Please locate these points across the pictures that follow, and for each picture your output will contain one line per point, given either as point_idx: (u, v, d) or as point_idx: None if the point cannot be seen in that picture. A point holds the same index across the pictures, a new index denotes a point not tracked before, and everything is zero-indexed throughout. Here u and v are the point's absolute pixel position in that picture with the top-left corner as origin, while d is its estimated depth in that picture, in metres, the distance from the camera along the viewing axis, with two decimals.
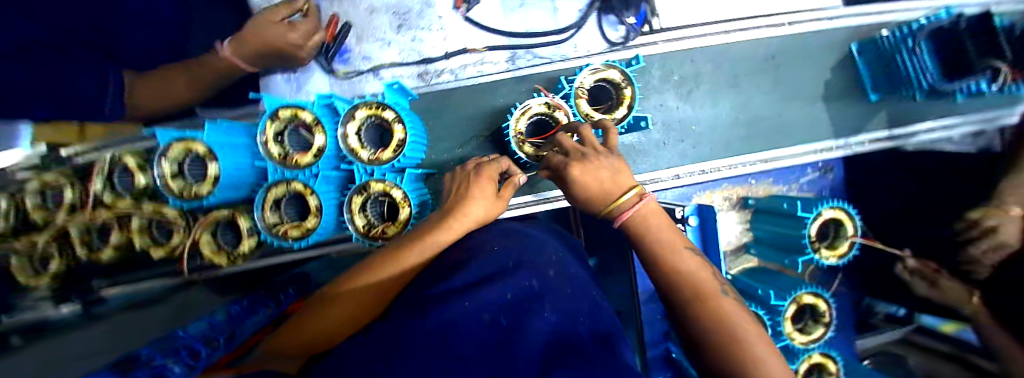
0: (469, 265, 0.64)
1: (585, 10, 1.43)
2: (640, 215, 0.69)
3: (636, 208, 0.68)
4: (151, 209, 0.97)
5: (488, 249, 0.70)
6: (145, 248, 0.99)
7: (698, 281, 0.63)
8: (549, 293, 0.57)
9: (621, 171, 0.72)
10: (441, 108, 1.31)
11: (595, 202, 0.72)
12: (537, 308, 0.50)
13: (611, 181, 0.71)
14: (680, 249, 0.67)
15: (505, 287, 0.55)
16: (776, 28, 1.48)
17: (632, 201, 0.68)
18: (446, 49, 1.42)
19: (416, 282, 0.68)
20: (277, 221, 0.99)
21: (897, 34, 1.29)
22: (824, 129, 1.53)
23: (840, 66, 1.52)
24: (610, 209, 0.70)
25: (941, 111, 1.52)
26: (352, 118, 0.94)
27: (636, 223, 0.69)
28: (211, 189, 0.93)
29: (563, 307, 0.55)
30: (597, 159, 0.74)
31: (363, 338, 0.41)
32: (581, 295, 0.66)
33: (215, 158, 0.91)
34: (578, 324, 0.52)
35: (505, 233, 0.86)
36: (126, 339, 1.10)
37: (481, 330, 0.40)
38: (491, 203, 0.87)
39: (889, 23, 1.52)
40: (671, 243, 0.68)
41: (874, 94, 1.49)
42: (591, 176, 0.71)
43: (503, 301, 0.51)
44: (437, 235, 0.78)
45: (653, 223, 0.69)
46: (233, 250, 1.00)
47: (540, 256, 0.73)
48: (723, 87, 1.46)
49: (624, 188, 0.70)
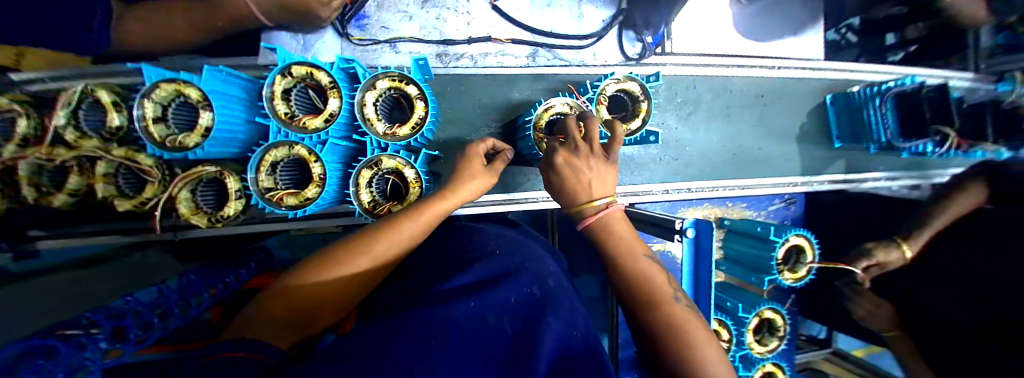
0: (471, 268, 0.68)
1: (608, 22, 1.48)
2: (605, 222, 0.70)
3: (602, 214, 0.69)
4: (122, 154, 0.83)
5: (491, 252, 0.75)
6: (109, 198, 0.86)
7: (653, 286, 0.64)
8: (548, 301, 0.62)
9: (606, 178, 0.73)
10: (456, 93, 1.28)
11: (568, 198, 0.74)
12: (542, 318, 0.54)
13: (592, 184, 0.71)
14: (638, 256, 0.67)
15: (511, 290, 0.59)
16: (769, 70, 1.64)
17: (604, 206, 0.70)
18: (469, 34, 1.41)
19: (424, 279, 0.70)
20: (272, 187, 0.91)
21: (866, 92, 1.53)
22: (793, 166, 1.71)
23: (815, 112, 1.71)
24: (578, 209, 0.71)
25: (889, 164, 1.77)
26: (372, 87, 0.90)
27: (600, 230, 0.70)
28: (200, 141, 0.84)
29: (562, 316, 0.60)
30: (586, 158, 0.73)
31: (375, 325, 0.45)
32: (577, 308, 0.70)
33: (210, 109, 0.84)
34: (573, 338, 0.57)
35: (509, 240, 0.89)
36: (58, 310, 0.93)
37: (481, 331, 0.44)
38: (485, 177, 0.91)
39: (859, 81, 1.73)
40: (630, 250, 0.68)
41: (838, 141, 1.70)
42: (571, 172, 0.72)
43: (507, 305, 0.55)
44: (436, 205, 0.81)
45: (617, 229, 0.70)
46: (216, 212, 0.90)
47: (540, 263, 0.77)
48: (717, 115, 1.59)
49: (599, 194, 0.71)
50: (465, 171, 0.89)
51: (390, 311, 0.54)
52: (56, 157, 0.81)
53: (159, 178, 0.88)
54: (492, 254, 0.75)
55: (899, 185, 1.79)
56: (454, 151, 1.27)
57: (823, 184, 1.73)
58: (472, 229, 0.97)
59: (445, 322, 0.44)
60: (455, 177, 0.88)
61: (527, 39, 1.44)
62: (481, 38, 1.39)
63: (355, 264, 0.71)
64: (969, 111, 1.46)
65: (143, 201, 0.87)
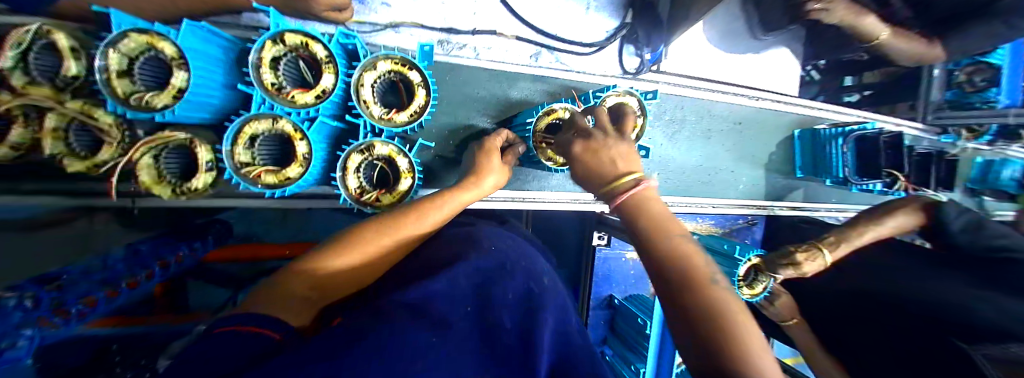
0: (470, 260, 0.67)
1: (612, 32, 1.51)
2: (640, 199, 0.61)
3: (635, 192, 0.61)
4: (78, 108, 0.74)
5: (487, 249, 0.74)
6: (58, 156, 0.76)
7: (683, 257, 0.51)
8: (546, 298, 0.65)
9: (632, 158, 0.68)
10: (455, 82, 1.24)
11: (596, 177, 0.68)
12: (538, 312, 0.57)
13: (618, 163, 0.67)
14: (673, 233, 0.55)
15: (508, 288, 0.61)
16: (749, 100, 1.76)
17: (635, 183, 0.62)
18: (474, 24, 1.38)
19: (427, 260, 0.71)
20: (248, 161, 0.84)
21: (832, 131, 1.68)
22: (759, 191, 1.87)
23: (784, 143, 1.87)
24: (607, 189, 0.65)
25: (839, 197, 2.00)
26: (372, 67, 0.86)
27: (634, 207, 0.60)
28: (170, 102, 0.77)
29: (557, 315, 0.63)
30: (609, 142, 0.71)
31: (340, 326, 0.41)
32: (568, 306, 0.74)
33: (186, 69, 0.76)
34: (566, 338, 0.61)
35: (506, 238, 0.89)
36: None
37: (483, 336, 0.45)
38: (501, 173, 0.94)
39: (824, 118, 1.89)
40: (661, 224, 0.56)
41: (800, 171, 1.88)
42: (592, 154, 0.70)
43: (507, 303, 0.57)
44: (462, 195, 0.83)
45: (653, 207, 0.60)
46: (182, 183, 0.83)
47: (533, 262, 0.79)
48: (699, 136, 1.68)
49: (628, 171, 0.64)
50: (482, 164, 0.90)
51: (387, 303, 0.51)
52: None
53: (118, 140, 0.80)
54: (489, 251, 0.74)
55: (845, 215, 2.03)
56: (447, 142, 1.25)
57: (783, 210, 1.91)
58: (473, 226, 0.96)
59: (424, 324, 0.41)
60: (475, 171, 0.89)
61: (532, 38, 1.43)
62: (487, 30, 1.36)
63: (378, 244, 0.69)
64: (919, 159, 1.69)
65: (99, 163, 0.80)
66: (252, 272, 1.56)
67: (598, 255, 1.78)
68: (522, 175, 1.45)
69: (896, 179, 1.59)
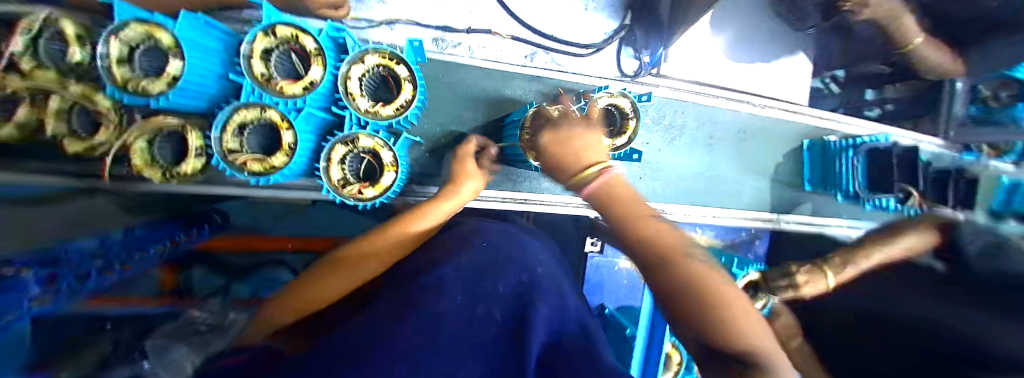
0: (458, 260, 0.69)
1: (610, 34, 1.49)
2: (607, 190, 0.64)
3: (599, 181, 0.64)
4: (80, 92, 0.77)
5: (475, 245, 0.77)
6: (58, 136, 0.80)
7: (662, 242, 0.53)
8: (543, 285, 0.68)
9: (596, 147, 0.71)
10: (448, 80, 1.25)
11: (563, 171, 0.71)
12: (534, 301, 0.59)
13: (583, 152, 0.70)
14: (646, 216, 0.58)
15: (503, 281, 0.64)
16: (754, 108, 1.70)
17: (599, 173, 0.65)
18: (469, 23, 1.39)
19: (407, 269, 0.76)
20: (236, 149, 0.86)
21: (843, 143, 1.63)
22: (763, 203, 1.80)
23: (792, 154, 1.79)
24: (574, 180, 0.68)
25: (850, 213, 1.90)
26: (360, 61, 0.87)
27: (604, 196, 0.63)
28: (166, 89, 0.79)
29: (556, 304, 0.66)
30: (575, 131, 0.75)
31: (374, 332, 0.47)
32: (569, 293, 0.77)
33: (181, 58, 0.79)
34: (565, 323, 0.64)
35: (500, 232, 0.92)
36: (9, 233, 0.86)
37: (473, 328, 0.49)
38: (477, 179, 1.03)
39: (836, 130, 1.81)
40: (637, 211, 0.59)
41: (809, 184, 1.80)
42: (559, 143, 0.74)
43: (500, 294, 0.60)
44: (441, 206, 0.93)
45: (620, 193, 0.63)
46: (173, 166, 0.87)
47: (530, 254, 0.82)
48: (699, 143, 1.63)
49: (592, 162, 0.67)
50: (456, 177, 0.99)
51: (383, 311, 0.55)
52: (6, 85, 0.74)
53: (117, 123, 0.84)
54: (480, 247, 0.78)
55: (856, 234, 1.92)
56: (440, 139, 1.26)
57: (789, 224, 1.83)
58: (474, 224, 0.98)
59: (426, 321, 0.47)
60: (454, 180, 1.00)
61: (529, 39, 1.44)
62: (482, 30, 1.38)
63: (360, 265, 0.75)
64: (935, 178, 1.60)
65: (96, 145, 0.84)
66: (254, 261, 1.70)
67: (590, 261, 1.74)
68: (514, 177, 1.44)
69: (909, 196, 1.49)
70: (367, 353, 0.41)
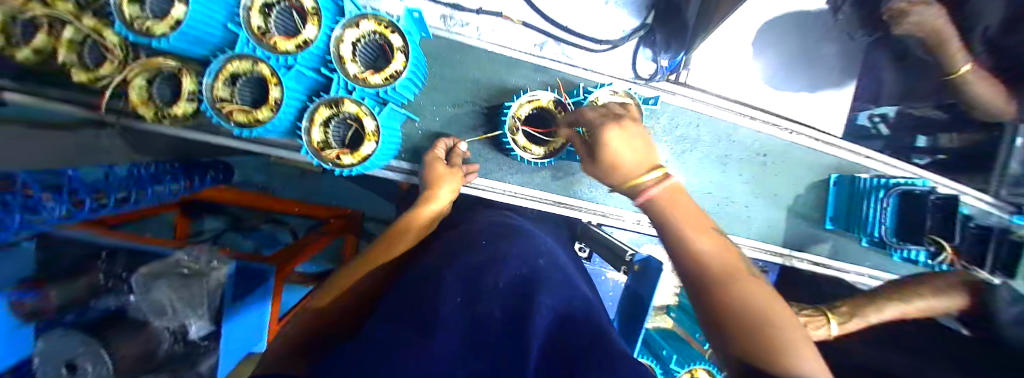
0: (454, 259, 0.61)
1: (629, 32, 1.47)
2: (666, 197, 0.58)
3: (658, 187, 0.58)
4: (91, 25, 0.83)
5: (476, 243, 0.68)
6: (68, 65, 0.85)
7: (716, 261, 0.48)
8: (543, 281, 0.59)
9: (653, 150, 0.66)
10: (451, 59, 1.22)
11: (618, 172, 0.65)
12: (536, 295, 0.50)
13: (642, 153, 0.64)
14: (706, 228, 0.53)
15: (499, 275, 0.54)
16: (780, 131, 1.56)
17: (657, 180, 0.60)
18: (481, 4, 1.40)
19: (416, 264, 0.71)
20: (226, 99, 0.88)
21: (873, 182, 1.44)
22: (776, 236, 1.66)
23: (816, 187, 1.64)
24: (629, 183, 0.62)
25: (875, 261, 1.72)
26: (355, 26, 0.86)
27: (664, 203, 0.57)
28: (168, 32, 0.82)
29: (556, 292, 0.58)
30: (635, 128, 0.69)
31: (374, 333, 0.39)
32: (573, 284, 0.69)
33: (186, 2, 0.82)
34: (572, 309, 0.56)
35: (496, 226, 0.86)
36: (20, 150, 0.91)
37: (487, 325, 0.40)
38: (454, 176, 1.06)
39: (871, 168, 1.63)
40: (697, 222, 0.54)
41: (830, 222, 1.65)
42: (626, 138, 0.66)
43: (500, 290, 0.50)
44: (426, 208, 0.96)
45: (682, 203, 0.57)
46: (165, 107, 0.89)
47: (529, 247, 0.74)
48: (712, 162, 1.51)
49: (651, 167, 0.61)
50: (436, 180, 1.03)
51: (386, 314, 0.46)
52: (28, 10, 0.80)
53: (120, 58, 0.88)
54: (483, 245, 0.68)
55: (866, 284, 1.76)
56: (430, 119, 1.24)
57: (802, 263, 1.68)
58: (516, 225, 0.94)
59: (424, 323, 0.38)
60: (431, 183, 1.03)
61: (541, 27, 1.43)
62: (492, 12, 1.39)
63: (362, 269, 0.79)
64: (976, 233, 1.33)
65: (99, 78, 0.87)
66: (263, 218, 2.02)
67: None
68: (506, 164, 1.32)
69: (941, 250, 1.29)
70: (361, 357, 0.31)
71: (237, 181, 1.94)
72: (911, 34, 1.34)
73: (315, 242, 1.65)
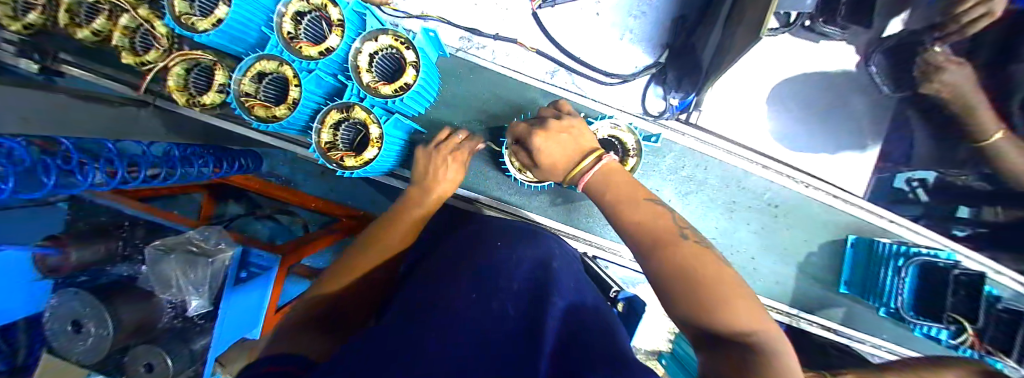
0: (469, 260, 0.61)
1: (641, 69, 1.50)
2: (601, 177, 0.76)
3: (593, 171, 0.76)
4: (144, 15, 0.93)
5: (494, 243, 0.69)
6: (121, 49, 0.95)
7: (656, 231, 0.62)
8: (558, 283, 0.58)
9: (576, 136, 0.83)
10: (463, 77, 1.27)
11: (559, 169, 0.82)
12: (549, 297, 0.50)
13: (568, 147, 0.81)
14: (638, 201, 0.70)
15: (514, 277, 0.54)
16: (796, 183, 1.49)
17: (593, 163, 0.77)
18: (498, 31, 1.49)
19: (430, 262, 0.70)
20: (250, 93, 0.94)
21: (891, 247, 1.34)
22: (784, 294, 1.57)
23: (830, 246, 1.55)
24: (572, 176, 0.79)
25: (894, 334, 1.59)
26: (374, 39, 0.92)
27: (601, 183, 0.75)
28: (209, 28, 0.90)
29: (571, 296, 0.57)
30: (555, 127, 0.84)
31: (387, 330, 0.40)
32: (586, 288, 0.68)
33: (229, 5, 0.89)
34: (589, 314, 0.54)
35: (512, 226, 0.85)
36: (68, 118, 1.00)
37: (498, 321, 0.40)
38: (457, 168, 1.00)
39: (894, 234, 1.52)
40: (627, 197, 0.70)
41: (844, 286, 1.54)
42: (551, 140, 0.81)
43: (514, 292, 0.50)
44: (437, 189, 0.96)
45: (616, 178, 0.75)
46: (198, 96, 0.97)
47: (545, 248, 0.73)
48: (718, 208, 1.47)
49: (583, 156, 0.78)
50: (436, 175, 0.97)
51: (402, 311, 0.47)
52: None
53: (165, 47, 0.97)
54: (496, 246, 0.67)
55: (881, 356, 1.61)
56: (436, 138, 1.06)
57: (811, 325, 1.57)
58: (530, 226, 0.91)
59: (439, 320, 0.38)
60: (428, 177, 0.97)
61: (554, 55, 1.50)
62: (508, 38, 1.47)
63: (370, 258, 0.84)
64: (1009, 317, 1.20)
65: (145, 62, 0.96)
66: (278, 210, 2.07)
67: None
68: (505, 183, 1.33)
69: (963, 331, 1.13)
70: (376, 350, 0.32)
71: (264, 173, 2.05)
72: (939, 95, 1.31)
73: (324, 236, 1.62)
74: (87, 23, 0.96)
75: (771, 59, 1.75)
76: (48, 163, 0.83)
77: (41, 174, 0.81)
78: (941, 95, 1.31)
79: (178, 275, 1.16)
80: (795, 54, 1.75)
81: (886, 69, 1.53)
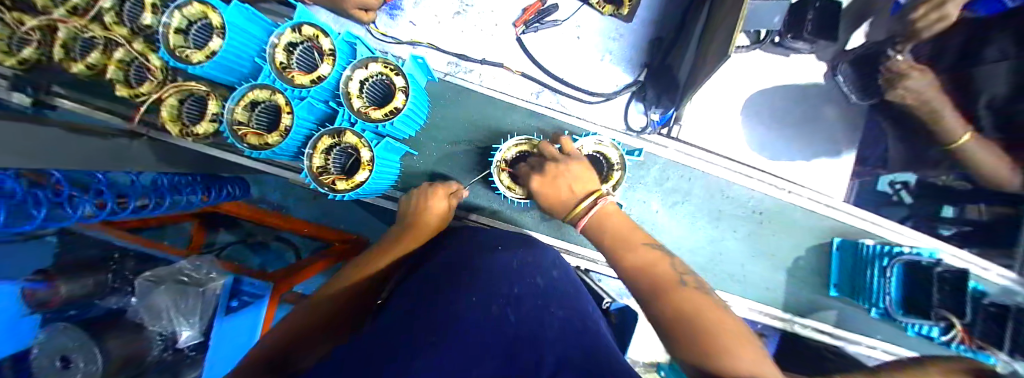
0: (472, 264, 0.65)
1: (623, 86, 1.57)
2: (595, 219, 0.89)
3: (589, 214, 0.88)
4: (140, 49, 0.97)
5: (494, 249, 0.73)
6: (114, 82, 0.97)
7: (655, 272, 0.73)
8: (555, 292, 0.60)
9: (576, 177, 0.94)
10: (452, 100, 1.32)
11: (560, 210, 0.96)
12: (546, 305, 0.52)
13: (568, 191, 0.93)
14: (638, 246, 0.80)
15: (514, 282, 0.57)
16: (777, 190, 1.54)
17: (588, 208, 0.89)
18: (485, 55, 1.56)
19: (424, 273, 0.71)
20: (243, 121, 0.96)
21: (875, 249, 1.38)
22: (776, 300, 1.59)
23: (816, 251, 1.59)
24: (569, 217, 0.93)
25: (889, 334, 1.61)
26: (364, 67, 0.96)
27: (595, 223, 0.89)
28: (202, 60, 0.91)
29: (569, 305, 0.59)
30: (553, 172, 0.96)
31: (391, 330, 0.43)
32: (584, 296, 0.70)
33: (222, 36, 0.92)
34: (587, 321, 0.56)
35: (512, 236, 0.89)
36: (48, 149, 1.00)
37: (494, 325, 0.42)
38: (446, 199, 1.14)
39: (876, 236, 1.57)
40: (626, 241, 0.81)
41: (834, 289, 1.57)
42: (550, 186, 0.95)
43: (513, 295, 0.52)
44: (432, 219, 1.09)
45: (609, 221, 0.88)
46: (190, 125, 0.99)
47: (545, 257, 0.77)
48: (705, 218, 1.51)
49: (582, 199, 0.90)
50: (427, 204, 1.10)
51: (406, 309, 0.50)
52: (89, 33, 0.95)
53: (159, 79, 1.00)
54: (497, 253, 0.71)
55: (879, 357, 1.63)
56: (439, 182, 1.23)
57: (805, 329, 1.60)
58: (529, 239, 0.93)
59: (440, 320, 0.41)
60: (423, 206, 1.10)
61: (540, 76, 1.56)
62: (494, 62, 1.53)
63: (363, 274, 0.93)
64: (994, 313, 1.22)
65: (138, 94, 0.99)
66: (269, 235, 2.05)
67: None
68: (498, 200, 1.35)
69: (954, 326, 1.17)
70: (379, 351, 0.34)
71: (255, 198, 2.04)
72: (904, 102, 1.37)
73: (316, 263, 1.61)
74: (80, 57, 0.99)
75: (746, 74, 1.84)
76: (38, 195, 0.78)
77: (31, 207, 0.76)
78: (908, 101, 1.35)
79: (167, 304, 1.13)
80: (769, 68, 1.84)
81: (855, 78, 1.61)
